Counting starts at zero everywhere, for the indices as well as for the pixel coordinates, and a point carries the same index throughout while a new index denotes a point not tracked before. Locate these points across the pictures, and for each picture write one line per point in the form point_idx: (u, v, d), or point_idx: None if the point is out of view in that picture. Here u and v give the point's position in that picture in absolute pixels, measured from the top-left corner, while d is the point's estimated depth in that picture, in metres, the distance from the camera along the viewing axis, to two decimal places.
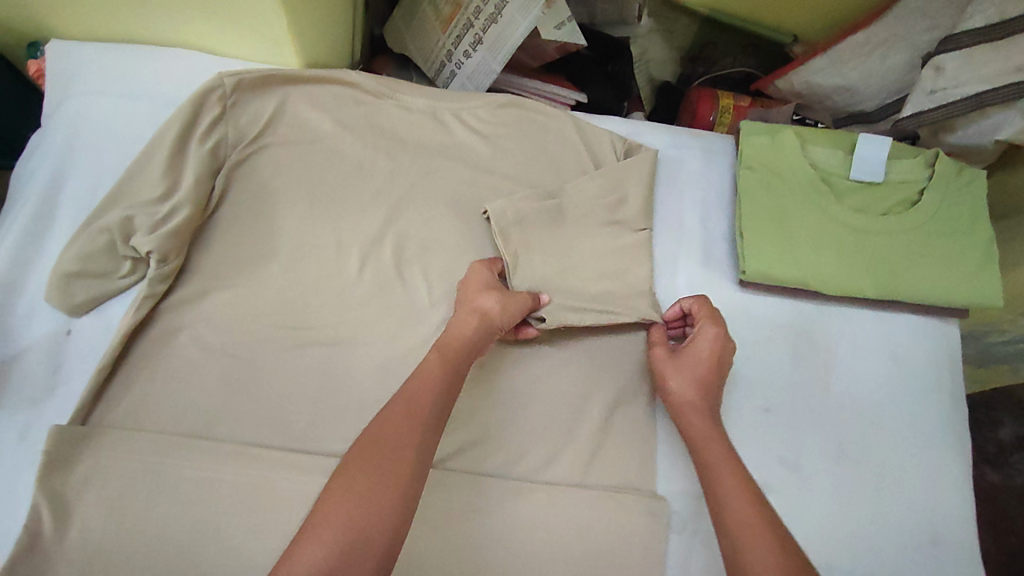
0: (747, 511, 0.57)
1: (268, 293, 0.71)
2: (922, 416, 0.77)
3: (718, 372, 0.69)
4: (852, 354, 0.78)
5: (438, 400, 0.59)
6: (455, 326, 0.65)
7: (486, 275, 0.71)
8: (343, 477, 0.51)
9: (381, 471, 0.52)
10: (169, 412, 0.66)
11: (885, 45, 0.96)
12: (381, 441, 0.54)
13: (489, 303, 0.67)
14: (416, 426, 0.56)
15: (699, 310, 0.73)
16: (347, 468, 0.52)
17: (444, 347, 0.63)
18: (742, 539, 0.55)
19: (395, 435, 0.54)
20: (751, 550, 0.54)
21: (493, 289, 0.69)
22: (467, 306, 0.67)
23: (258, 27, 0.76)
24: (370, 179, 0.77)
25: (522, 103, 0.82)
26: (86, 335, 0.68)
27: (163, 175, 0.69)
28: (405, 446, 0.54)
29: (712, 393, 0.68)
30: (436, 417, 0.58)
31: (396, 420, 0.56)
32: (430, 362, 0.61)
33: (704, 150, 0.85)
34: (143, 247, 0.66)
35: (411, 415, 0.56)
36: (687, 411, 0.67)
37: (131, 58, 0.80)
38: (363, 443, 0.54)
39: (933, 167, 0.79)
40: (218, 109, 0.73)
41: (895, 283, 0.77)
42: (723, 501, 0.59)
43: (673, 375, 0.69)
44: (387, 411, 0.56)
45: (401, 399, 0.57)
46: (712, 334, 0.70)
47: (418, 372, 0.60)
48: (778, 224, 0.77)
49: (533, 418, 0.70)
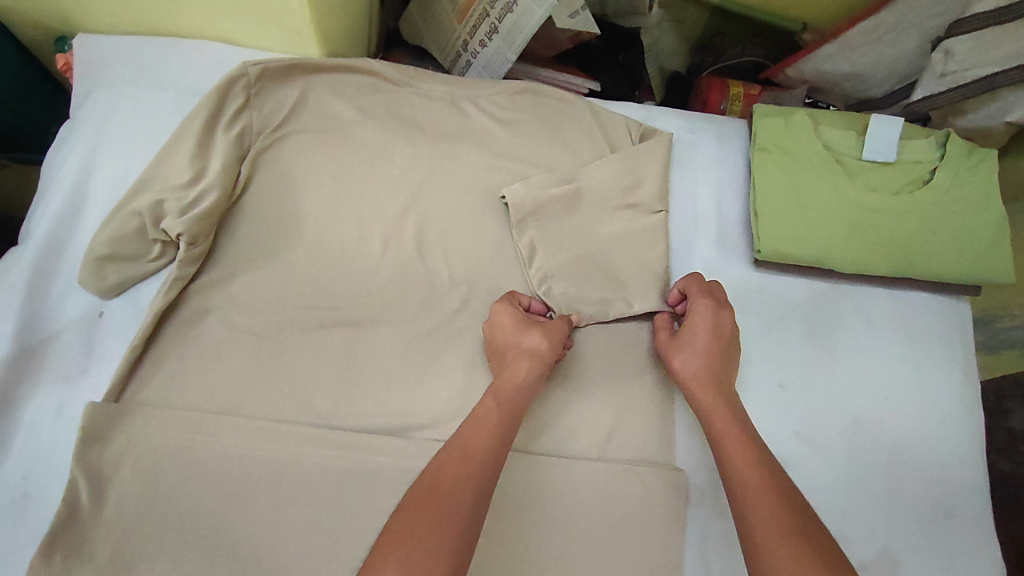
0: (757, 480, 0.59)
1: (293, 275, 0.73)
2: (935, 393, 0.78)
3: (722, 347, 0.69)
4: (867, 331, 0.79)
5: (494, 447, 0.60)
6: (508, 371, 0.66)
7: (513, 311, 0.69)
8: (400, 524, 0.52)
9: (437, 517, 0.53)
10: (200, 390, 0.67)
11: (894, 32, 0.98)
12: (436, 489, 0.55)
13: (537, 342, 0.67)
14: (471, 471, 0.57)
15: (692, 289, 0.73)
16: (405, 514, 0.53)
17: (499, 389, 0.65)
18: (751, 507, 0.57)
19: (450, 481, 0.56)
20: (759, 518, 0.56)
21: (533, 324, 0.68)
22: (514, 349, 0.67)
23: (281, 19, 0.78)
24: (390, 165, 0.79)
25: (538, 89, 0.84)
26: (117, 317, 0.70)
27: (190, 161, 0.71)
28: (460, 493, 0.55)
29: (718, 367, 0.68)
30: (491, 461, 0.59)
31: (451, 465, 0.57)
32: (486, 405, 0.63)
33: (718, 135, 0.86)
34: (174, 229, 0.68)
35: (467, 460, 0.58)
36: (694, 387, 0.68)
37: (157, 50, 0.82)
38: (420, 487, 0.56)
39: (944, 146, 0.80)
40: (242, 98, 0.75)
41: (908, 260, 0.78)
42: (737, 469, 0.60)
43: (677, 357, 0.69)
44: (443, 455, 0.59)
45: (454, 445, 0.59)
46: (704, 310, 0.70)
47: (473, 418, 0.62)
48: (790, 203, 0.78)
49: (553, 395, 0.71)
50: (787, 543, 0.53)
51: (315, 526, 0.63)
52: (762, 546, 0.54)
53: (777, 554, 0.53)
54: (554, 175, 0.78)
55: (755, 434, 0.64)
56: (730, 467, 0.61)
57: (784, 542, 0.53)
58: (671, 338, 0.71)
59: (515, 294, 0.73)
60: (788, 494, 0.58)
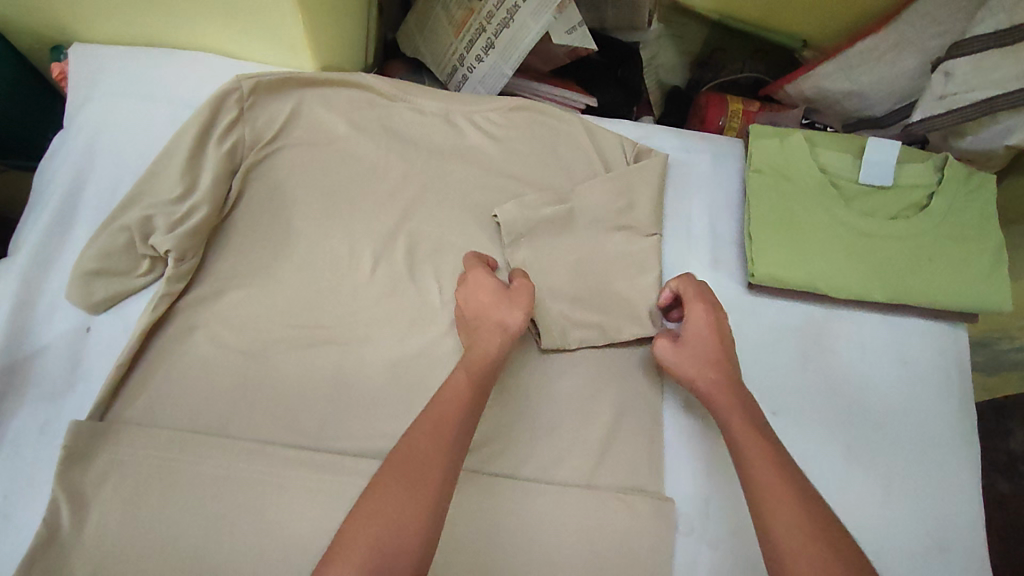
0: (777, 482, 0.59)
1: (282, 292, 0.72)
2: (930, 419, 0.77)
3: (725, 345, 0.69)
4: (860, 357, 0.78)
5: (463, 421, 0.60)
6: (478, 343, 0.66)
7: (490, 285, 0.69)
8: (371, 501, 0.54)
9: (407, 498, 0.54)
10: (187, 408, 0.67)
11: (894, 51, 0.98)
12: (408, 466, 0.56)
13: (510, 317, 0.67)
14: (441, 447, 0.58)
15: (688, 291, 0.72)
16: (377, 489, 0.55)
17: (469, 364, 0.64)
18: (773, 512, 0.57)
19: (423, 457, 0.57)
20: (774, 512, 0.57)
21: (505, 297, 0.68)
22: (488, 322, 0.67)
23: (276, 32, 0.77)
24: (383, 181, 0.78)
25: (532, 106, 0.84)
26: (104, 333, 0.69)
27: (180, 175, 0.71)
28: (431, 469, 0.56)
29: (727, 367, 0.68)
30: (462, 435, 0.60)
31: (424, 441, 0.58)
32: (457, 380, 0.63)
33: (713, 154, 0.85)
34: (162, 246, 0.67)
35: (438, 435, 0.58)
36: (706, 389, 0.67)
37: (151, 60, 0.81)
38: (390, 464, 0.56)
39: (942, 170, 0.79)
40: (235, 111, 0.75)
41: (903, 287, 0.77)
42: (751, 462, 0.61)
43: (685, 365, 0.69)
44: (412, 431, 0.59)
45: (427, 420, 0.59)
46: (701, 317, 0.70)
47: (444, 390, 0.62)
48: (785, 227, 0.77)
49: (543, 418, 0.70)
50: (800, 536, 0.55)
51: (297, 552, 0.62)
52: (780, 544, 0.56)
53: (792, 546, 0.55)
54: (549, 194, 0.78)
55: (770, 432, 0.64)
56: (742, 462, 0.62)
57: (798, 534, 0.55)
58: (675, 346, 0.70)
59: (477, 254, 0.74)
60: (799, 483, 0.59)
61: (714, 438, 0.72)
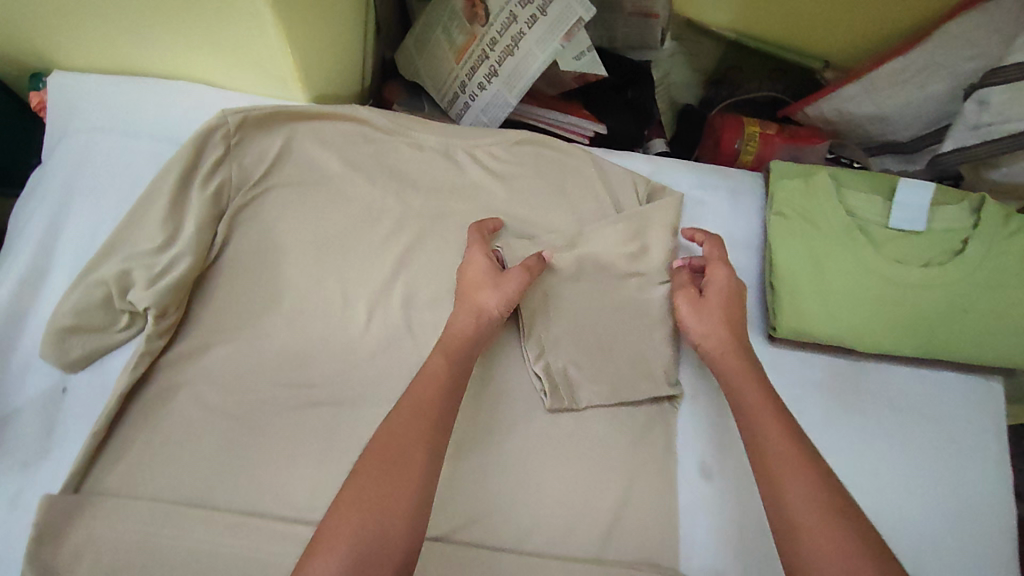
0: (785, 447, 0.58)
1: (272, 348, 0.68)
2: (965, 485, 0.72)
3: (740, 311, 0.70)
4: (889, 416, 0.73)
5: (444, 401, 0.58)
6: (454, 323, 0.65)
7: (485, 263, 0.68)
8: (351, 490, 0.51)
9: (389, 482, 0.52)
10: (168, 477, 0.62)
11: (923, 74, 0.92)
12: (386, 453, 0.53)
13: (487, 299, 0.65)
14: (421, 428, 0.55)
15: (714, 256, 0.72)
16: (356, 479, 0.52)
17: (447, 346, 0.63)
18: (784, 476, 0.56)
19: (401, 443, 0.54)
20: (786, 482, 0.56)
21: (491, 279, 0.67)
22: (467, 301, 0.66)
23: (265, 63, 0.72)
24: (379, 225, 0.73)
25: (539, 139, 0.79)
26: (81, 393, 0.65)
27: (162, 223, 0.66)
28: (410, 455, 0.54)
29: (742, 331, 0.68)
30: (442, 419, 0.57)
31: (404, 426, 0.55)
32: (435, 363, 0.61)
33: (731, 191, 0.80)
34: (141, 302, 0.63)
35: (417, 420, 0.56)
36: (723, 353, 0.67)
37: (132, 91, 0.76)
38: (370, 451, 0.54)
39: (978, 213, 0.74)
40: (221, 149, 0.70)
41: (935, 341, 0.72)
42: (762, 440, 0.59)
43: (703, 323, 0.69)
44: (392, 416, 0.56)
45: (405, 407, 0.57)
46: (723, 279, 0.70)
47: (422, 375, 0.60)
48: (810, 275, 0.73)
49: (549, 484, 0.66)
50: (814, 509, 0.53)
51: None
52: (790, 508, 0.54)
53: (806, 514, 0.53)
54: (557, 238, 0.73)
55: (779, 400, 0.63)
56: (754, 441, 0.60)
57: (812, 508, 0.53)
58: (698, 303, 0.70)
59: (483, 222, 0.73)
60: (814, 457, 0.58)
61: (731, 509, 0.68)
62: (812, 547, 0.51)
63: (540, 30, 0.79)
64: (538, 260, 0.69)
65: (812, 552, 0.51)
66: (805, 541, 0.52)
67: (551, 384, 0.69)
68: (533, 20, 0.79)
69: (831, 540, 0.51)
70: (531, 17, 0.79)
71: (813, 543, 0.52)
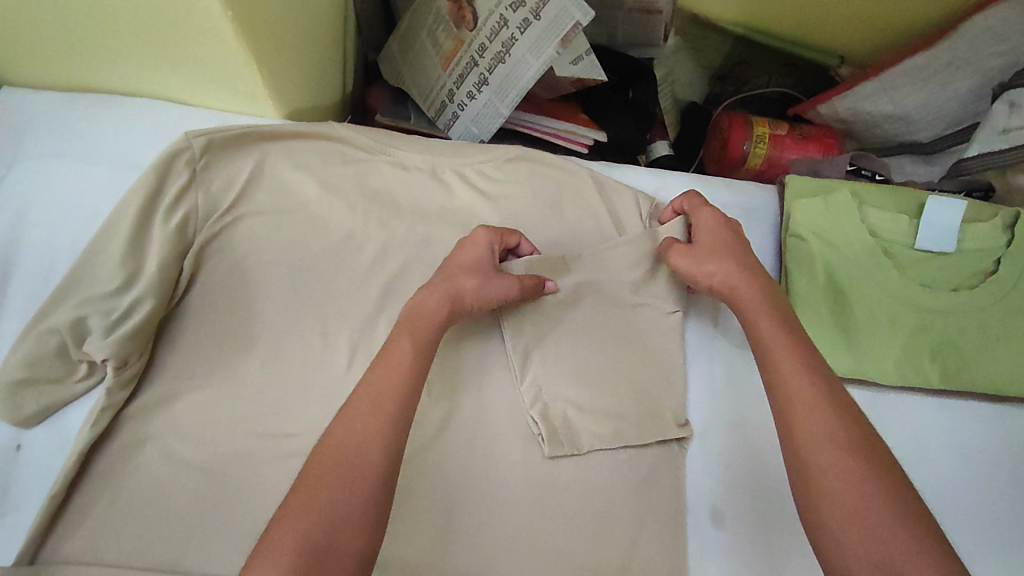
0: (817, 411, 0.51)
1: (246, 394, 0.63)
2: (999, 526, 0.65)
3: (739, 242, 0.64)
4: (913, 450, 0.67)
5: (409, 390, 0.51)
6: (420, 300, 0.57)
7: (482, 250, 0.62)
8: (301, 492, 0.45)
9: (340, 484, 0.45)
10: (132, 542, 0.56)
11: (947, 70, 0.84)
12: (340, 452, 0.46)
13: (466, 281, 0.59)
14: (380, 422, 0.48)
15: (694, 208, 0.68)
16: (306, 481, 0.45)
17: (414, 329, 0.55)
18: (813, 442, 0.49)
19: (358, 438, 0.47)
20: (817, 450, 0.49)
21: (482, 269, 0.60)
22: (440, 276, 0.59)
23: (231, 80, 0.66)
24: (360, 253, 0.68)
25: (533, 155, 0.73)
26: (39, 449, 0.60)
27: (121, 261, 0.59)
28: (368, 449, 0.47)
29: (748, 258, 0.63)
30: (405, 412, 0.50)
31: (362, 416, 0.48)
32: (401, 346, 0.53)
33: (742, 207, 0.74)
34: (98, 352, 0.57)
35: (377, 411, 0.49)
36: (736, 288, 0.61)
37: (88, 111, 0.70)
38: (324, 447, 0.47)
39: (1011, 231, 0.69)
40: (186, 174, 0.63)
41: (967, 370, 0.68)
42: (780, 399, 0.53)
43: (706, 262, 0.62)
44: (349, 407, 0.49)
45: (365, 396, 0.49)
46: (711, 219, 0.66)
47: (385, 357, 0.52)
48: (830, 303, 0.70)
49: (550, 536, 0.61)
50: (848, 493, 0.46)
51: None
52: (820, 474, 0.48)
53: (837, 485, 0.47)
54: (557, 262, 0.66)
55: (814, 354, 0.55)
56: (771, 395, 0.54)
57: (837, 473, 0.47)
58: (692, 250, 0.64)
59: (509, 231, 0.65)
60: (839, 409, 0.51)
61: (746, 559, 0.63)
62: (837, 515, 0.46)
63: (532, 35, 0.73)
64: (537, 285, 0.64)
65: (839, 521, 0.46)
66: (829, 509, 0.47)
67: (549, 428, 0.64)
68: (526, 24, 0.73)
69: (858, 507, 0.46)
70: (524, 21, 0.72)
71: (838, 512, 0.46)
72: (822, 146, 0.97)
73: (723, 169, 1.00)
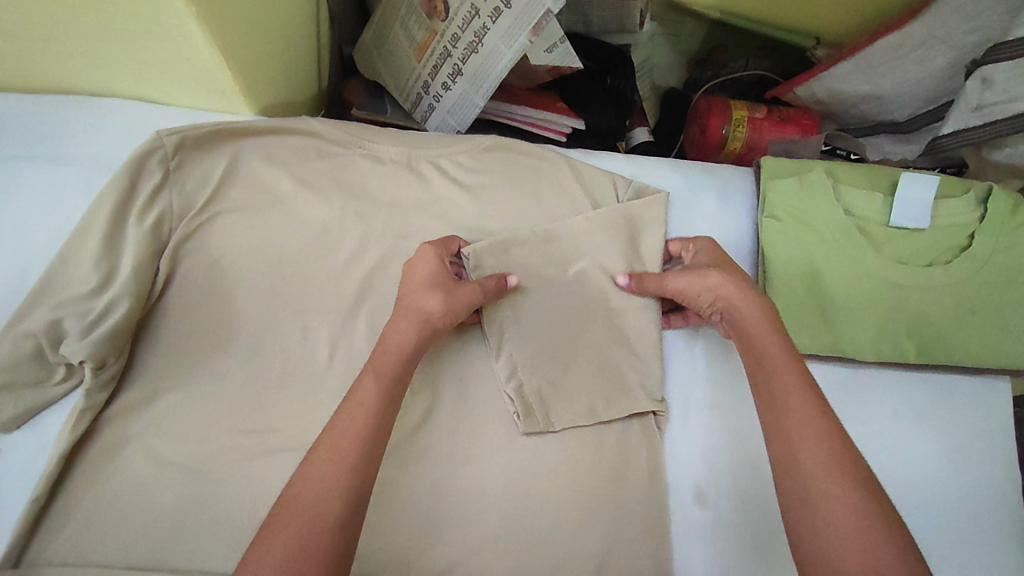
0: (813, 446, 0.50)
1: (226, 390, 0.62)
2: (974, 493, 0.67)
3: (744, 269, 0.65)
4: (891, 424, 0.68)
5: (371, 435, 0.51)
6: (390, 337, 0.57)
7: (432, 262, 0.62)
8: (259, 548, 0.44)
9: (300, 533, 0.45)
10: (117, 541, 0.56)
11: (921, 49, 0.83)
12: (299, 500, 0.46)
13: (433, 307, 0.59)
14: (340, 468, 0.48)
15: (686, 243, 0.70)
16: (267, 533, 0.45)
17: (378, 367, 0.55)
18: (808, 478, 0.49)
19: (319, 495, 0.46)
20: (809, 485, 0.49)
21: (441, 284, 0.60)
22: (408, 305, 0.59)
23: (202, 77, 0.65)
24: (338, 248, 0.68)
25: (509, 144, 0.72)
26: (19, 453, 0.59)
27: (96, 263, 0.59)
28: (328, 495, 0.47)
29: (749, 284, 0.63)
30: (366, 457, 0.50)
31: (320, 465, 0.48)
32: (366, 389, 0.53)
33: (720, 190, 0.75)
34: (75, 355, 0.57)
35: (336, 461, 0.48)
36: (742, 308, 0.61)
37: (60, 113, 0.69)
38: (285, 499, 0.47)
39: (985, 205, 0.70)
40: (159, 174, 0.63)
41: (944, 345, 0.69)
42: (779, 418, 0.53)
43: (709, 279, 0.63)
44: (309, 456, 0.49)
45: (326, 442, 0.50)
46: (717, 250, 0.66)
47: (350, 403, 0.52)
48: (807, 284, 0.70)
49: (535, 522, 0.61)
50: (843, 524, 0.46)
51: None
52: (811, 507, 0.48)
53: (826, 517, 0.47)
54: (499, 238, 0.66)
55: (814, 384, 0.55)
56: (768, 409, 0.55)
57: (833, 495, 0.47)
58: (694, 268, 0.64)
59: (450, 237, 0.66)
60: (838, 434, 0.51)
61: (726, 534, 0.64)
62: (831, 538, 0.46)
63: (504, 24, 0.72)
64: (499, 283, 0.64)
65: (831, 537, 0.46)
66: (821, 528, 0.47)
67: (525, 404, 0.64)
68: (496, 13, 0.72)
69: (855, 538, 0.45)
70: (494, 11, 0.72)
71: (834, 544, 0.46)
72: (800, 127, 0.97)
73: (702, 153, 1.01)
